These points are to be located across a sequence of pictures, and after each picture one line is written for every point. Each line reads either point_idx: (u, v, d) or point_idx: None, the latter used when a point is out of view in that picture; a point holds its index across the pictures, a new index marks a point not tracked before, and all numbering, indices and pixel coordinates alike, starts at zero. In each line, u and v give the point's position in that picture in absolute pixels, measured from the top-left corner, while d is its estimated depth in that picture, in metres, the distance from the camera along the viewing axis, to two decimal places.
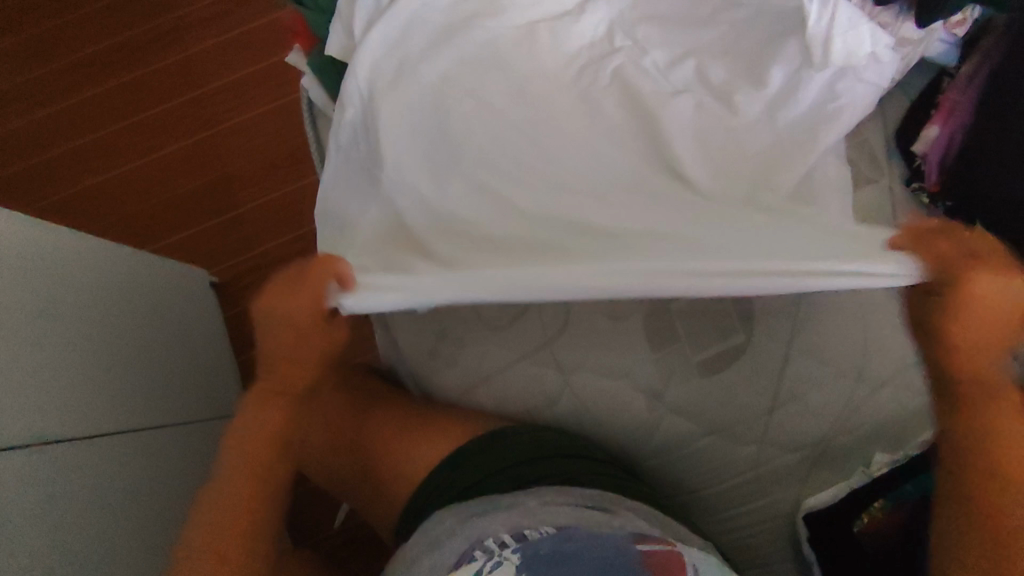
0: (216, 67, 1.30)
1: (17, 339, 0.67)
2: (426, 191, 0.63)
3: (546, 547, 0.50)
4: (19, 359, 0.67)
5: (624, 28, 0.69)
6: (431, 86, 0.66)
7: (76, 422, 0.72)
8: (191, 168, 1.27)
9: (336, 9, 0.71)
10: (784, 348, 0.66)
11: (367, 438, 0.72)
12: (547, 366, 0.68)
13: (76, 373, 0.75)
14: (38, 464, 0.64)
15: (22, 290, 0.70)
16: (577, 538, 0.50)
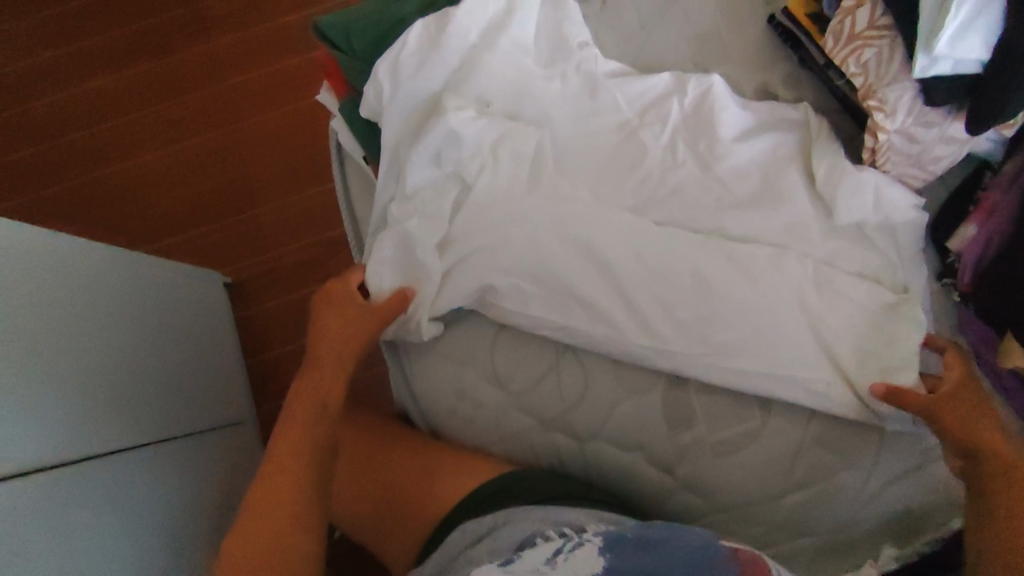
0: (234, 66, 1.25)
1: (36, 360, 0.67)
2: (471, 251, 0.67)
3: (633, 532, 0.56)
4: (35, 378, 0.67)
5: (654, 109, 0.71)
6: (461, 163, 0.67)
7: (95, 438, 0.72)
8: (200, 169, 1.23)
9: (371, 56, 0.70)
10: (802, 435, 0.65)
11: (383, 470, 0.72)
12: (562, 430, 0.69)
13: (94, 390, 0.75)
14: (54, 490, 0.64)
15: (38, 312, 0.70)
16: (661, 528, 0.57)
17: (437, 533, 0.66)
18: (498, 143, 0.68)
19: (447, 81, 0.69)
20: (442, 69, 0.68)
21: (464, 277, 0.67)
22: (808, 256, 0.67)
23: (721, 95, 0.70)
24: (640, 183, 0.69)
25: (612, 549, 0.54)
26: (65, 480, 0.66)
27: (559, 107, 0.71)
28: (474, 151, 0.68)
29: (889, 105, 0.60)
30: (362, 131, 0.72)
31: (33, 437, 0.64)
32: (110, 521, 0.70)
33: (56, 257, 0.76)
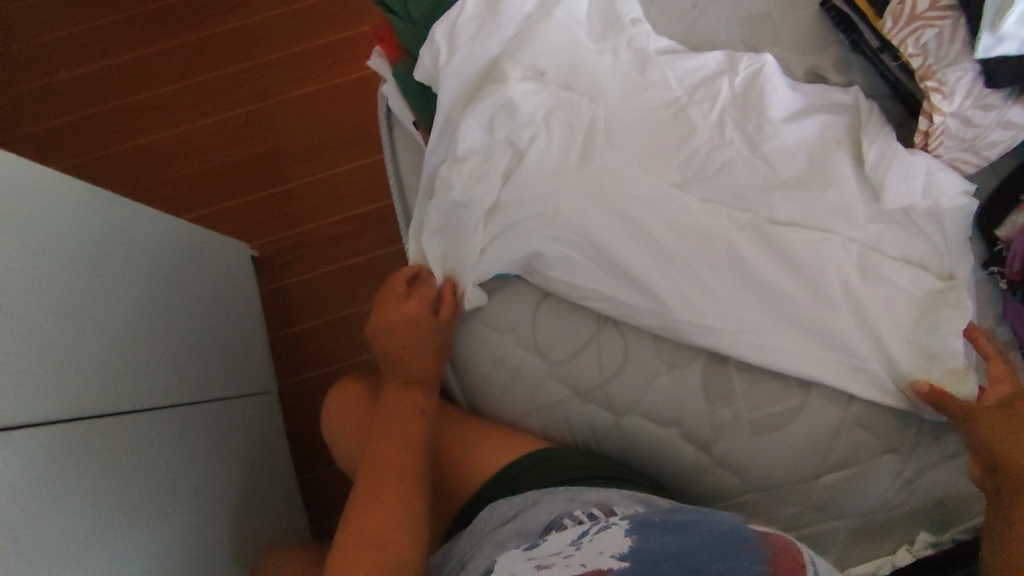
0: (276, 37, 1.26)
1: (71, 314, 0.68)
2: (516, 220, 0.67)
3: (659, 516, 0.54)
4: (70, 331, 0.68)
5: (705, 86, 0.71)
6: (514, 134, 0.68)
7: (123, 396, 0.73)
8: (239, 138, 1.24)
9: (426, 24, 0.71)
10: (841, 416, 0.65)
11: None
12: (600, 404, 0.68)
13: (124, 350, 0.76)
14: (86, 442, 0.65)
15: (73, 268, 0.71)
16: (689, 512, 0.55)
17: (472, 502, 0.66)
18: (552, 111, 0.68)
19: (502, 50, 0.70)
20: (499, 38, 0.69)
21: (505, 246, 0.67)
22: (853, 240, 0.67)
23: (773, 76, 0.70)
24: (688, 160, 0.69)
25: (639, 530, 0.52)
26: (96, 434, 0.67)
27: (610, 80, 0.71)
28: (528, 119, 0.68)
29: (948, 87, 0.60)
30: (413, 97, 0.74)
31: (63, 390, 0.65)
32: (137, 477, 0.71)
33: (101, 212, 0.78)
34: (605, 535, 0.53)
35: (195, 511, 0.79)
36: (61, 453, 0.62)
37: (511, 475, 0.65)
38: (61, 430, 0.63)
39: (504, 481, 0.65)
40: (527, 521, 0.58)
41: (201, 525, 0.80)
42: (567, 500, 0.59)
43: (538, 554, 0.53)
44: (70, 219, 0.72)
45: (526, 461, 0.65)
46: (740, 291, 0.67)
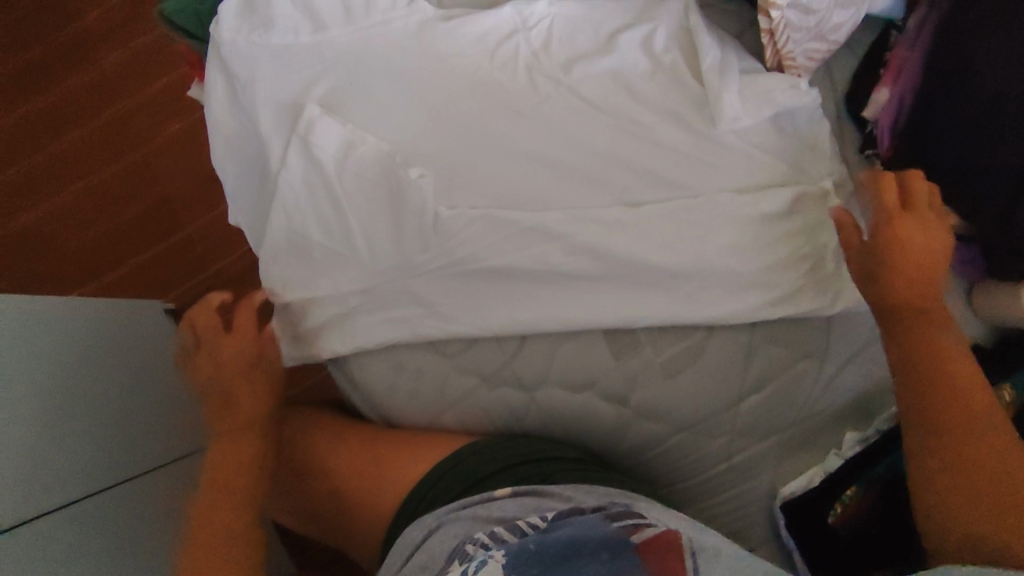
0: (126, 84, 1.23)
1: None
2: (373, 222, 0.64)
3: (533, 543, 0.53)
4: None
5: (543, 32, 0.68)
6: (337, 77, 0.65)
7: (65, 485, 0.70)
8: (115, 197, 1.21)
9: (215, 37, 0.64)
10: (748, 339, 0.64)
11: (337, 461, 0.69)
12: (512, 385, 0.66)
13: (68, 430, 0.73)
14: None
15: None
16: (569, 529, 0.54)
17: (402, 518, 0.64)
18: (391, 99, 0.65)
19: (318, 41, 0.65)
20: (320, 43, 0.64)
21: (359, 253, 0.64)
22: (723, 159, 0.65)
23: (606, 18, 0.68)
24: (553, 109, 0.66)
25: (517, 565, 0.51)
26: (32, 539, 0.64)
27: (429, 29, 0.66)
28: (308, 65, 0.65)
29: None
30: (220, 113, 0.65)
31: None
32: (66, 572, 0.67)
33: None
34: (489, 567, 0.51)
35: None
36: None
37: (441, 484, 0.63)
38: None
39: (416, 495, 0.64)
40: (432, 549, 0.56)
41: None
42: (474, 521, 0.57)
43: None
44: None
45: (453, 461, 0.64)
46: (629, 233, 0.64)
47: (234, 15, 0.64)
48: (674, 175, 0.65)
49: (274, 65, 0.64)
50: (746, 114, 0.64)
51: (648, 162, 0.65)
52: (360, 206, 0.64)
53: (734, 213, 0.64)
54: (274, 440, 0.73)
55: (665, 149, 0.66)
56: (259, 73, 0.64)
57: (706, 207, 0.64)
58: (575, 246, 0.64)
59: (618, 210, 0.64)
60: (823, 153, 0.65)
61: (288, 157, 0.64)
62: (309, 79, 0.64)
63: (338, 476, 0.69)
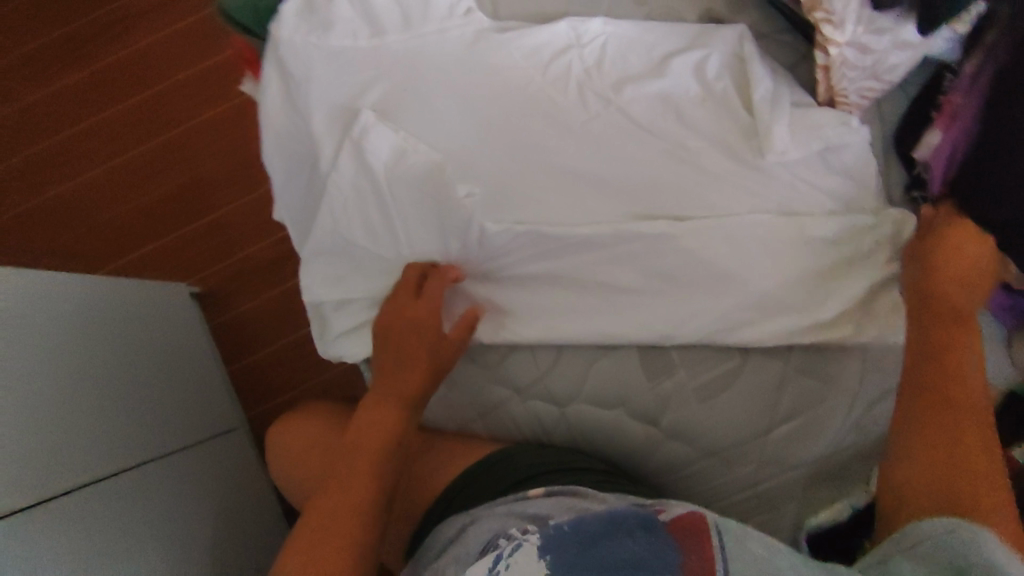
0: (164, 66, 1.23)
1: None
2: (417, 229, 0.65)
3: (567, 525, 0.49)
4: None
5: (596, 49, 0.68)
6: (391, 83, 0.65)
7: (69, 472, 0.74)
8: (146, 176, 1.21)
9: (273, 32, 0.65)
10: (781, 369, 0.65)
11: None
12: (545, 400, 0.67)
13: None
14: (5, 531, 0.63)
15: None
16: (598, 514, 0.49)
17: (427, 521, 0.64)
18: (442, 107, 0.65)
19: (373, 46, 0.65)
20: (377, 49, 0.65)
21: (401, 259, 0.66)
22: (768, 188, 0.66)
23: (664, 37, 0.68)
24: (603, 127, 0.66)
25: (552, 548, 0.47)
26: (38, 523, 0.67)
27: (481, 40, 0.66)
28: (363, 69, 0.65)
29: (837, 16, 0.58)
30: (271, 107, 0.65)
31: None
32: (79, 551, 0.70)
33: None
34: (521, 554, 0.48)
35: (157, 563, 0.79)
36: None
37: (472, 487, 0.63)
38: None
39: (447, 500, 0.64)
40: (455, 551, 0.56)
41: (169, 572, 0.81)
42: (505, 516, 0.57)
43: None
44: None
45: (483, 465, 0.64)
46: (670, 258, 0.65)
47: (295, 12, 0.64)
48: (719, 200, 0.65)
49: (332, 65, 0.64)
50: (794, 146, 0.64)
51: (691, 187, 0.65)
52: (406, 213, 0.64)
53: (776, 243, 0.64)
54: (309, 435, 0.74)
55: (710, 175, 0.66)
56: (314, 72, 0.64)
57: (749, 235, 0.64)
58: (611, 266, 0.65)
59: (662, 224, 0.64)
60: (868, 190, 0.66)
61: (339, 159, 0.64)
62: (363, 85, 0.65)
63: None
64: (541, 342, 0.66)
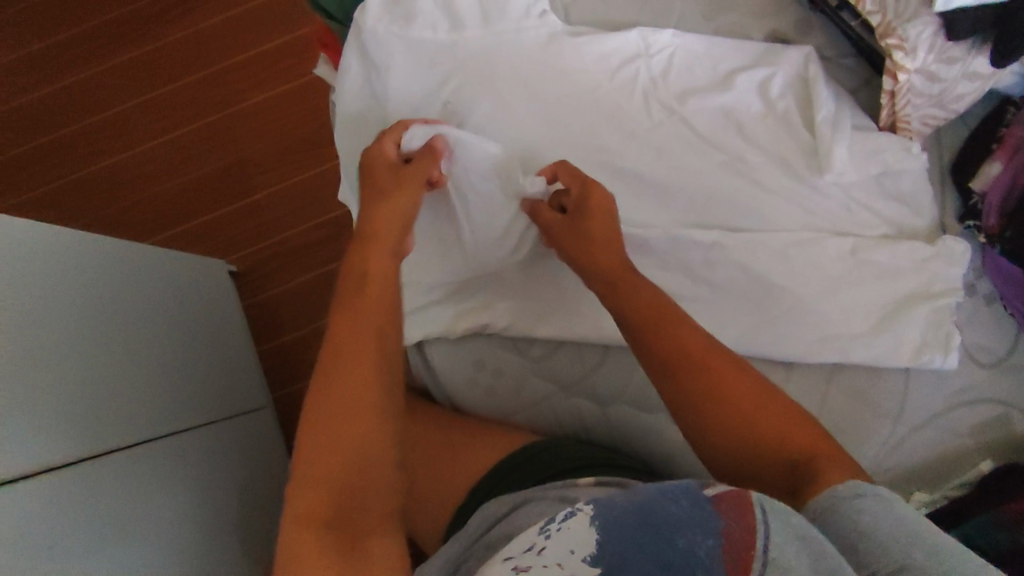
0: (220, 47, 1.25)
1: (44, 359, 0.69)
2: (477, 219, 0.66)
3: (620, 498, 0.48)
4: (40, 379, 0.68)
5: (662, 59, 0.69)
6: (463, 76, 0.67)
7: (112, 432, 0.76)
8: (196, 154, 1.24)
9: (355, 22, 0.67)
10: (827, 385, 0.65)
11: None
12: (586, 398, 0.68)
13: None
14: (51, 484, 0.65)
15: (48, 321, 0.72)
16: (649, 489, 0.48)
17: (466, 507, 0.65)
18: (509, 102, 0.66)
19: (448, 40, 0.67)
20: (452, 44, 0.67)
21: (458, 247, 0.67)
22: (824, 206, 0.66)
23: (733, 50, 0.69)
24: (666, 133, 0.67)
25: (603, 515, 0.46)
26: (81, 477, 0.69)
27: (551, 42, 0.68)
28: (438, 62, 0.67)
29: (909, 43, 0.57)
30: (348, 95, 0.68)
31: (32, 436, 0.65)
32: (116, 509, 0.71)
33: (59, 250, 0.77)
34: (574, 523, 0.47)
35: (183, 531, 0.80)
36: (32, 498, 0.62)
37: (511, 476, 0.64)
38: (36, 478, 0.64)
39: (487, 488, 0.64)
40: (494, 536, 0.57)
41: (195, 541, 0.82)
42: (557, 500, 0.58)
43: (516, 554, 0.47)
44: (30, 273, 0.71)
45: (524, 454, 0.65)
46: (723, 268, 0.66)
47: (380, 3, 0.67)
48: (774, 215, 0.66)
49: (410, 56, 0.67)
50: (850, 169, 0.65)
51: (748, 199, 0.66)
52: (469, 202, 0.66)
53: (830, 261, 0.65)
54: None
55: (769, 188, 0.66)
56: (392, 63, 0.67)
57: (803, 251, 0.65)
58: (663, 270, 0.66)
59: (714, 234, 0.65)
60: (925, 216, 0.66)
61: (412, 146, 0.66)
62: (436, 77, 0.67)
63: (415, 463, 0.68)
64: (592, 341, 0.66)
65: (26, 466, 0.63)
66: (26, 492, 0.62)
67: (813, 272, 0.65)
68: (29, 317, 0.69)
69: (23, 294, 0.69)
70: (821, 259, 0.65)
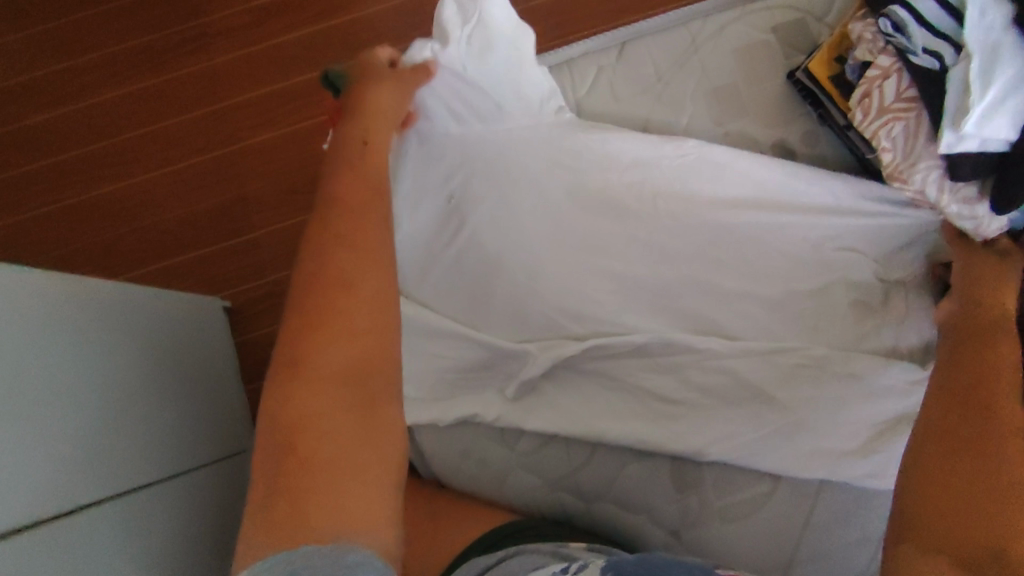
0: (233, 85, 1.26)
1: (46, 405, 0.69)
2: (477, 302, 0.67)
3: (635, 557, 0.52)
4: (41, 426, 0.67)
5: (670, 161, 0.70)
6: (476, 165, 0.68)
7: (107, 480, 0.75)
8: (200, 187, 1.25)
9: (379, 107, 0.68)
10: (814, 501, 0.64)
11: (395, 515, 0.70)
12: (571, 492, 0.68)
13: None
14: (43, 536, 0.63)
15: (56, 368, 0.72)
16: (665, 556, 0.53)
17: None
18: (518, 190, 0.68)
19: (463, 127, 0.69)
20: (467, 132, 0.69)
21: (457, 334, 0.67)
22: (821, 316, 0.67)
23: (740, 156, 0.71)
24: (667, 234, 0.68)
25: (614, 567, 0.52)
26: (73, 528, 0.67)
27: (561, 136, 0.70)
28: (450, 150, 0.69)
29: (916, 184, 0.59)
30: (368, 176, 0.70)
31: (24, 483, 0.63)
32: (102, 563, 0.69)
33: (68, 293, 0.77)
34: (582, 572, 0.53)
35: None
36: (23, 552, 0.60)
37: (501, 535, 0.63)
38: (31, 530, 0.62)
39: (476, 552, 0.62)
40: None
41: None
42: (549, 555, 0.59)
43: None
44: (41, 321, 0.72)
45: (508, 528, 0.64)
46: (717, 377, 0.65)
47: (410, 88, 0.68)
48: (771, 321, 0.67)
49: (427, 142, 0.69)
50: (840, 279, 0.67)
51: (747, 304, 0.67)
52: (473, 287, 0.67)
53: (824, 375, 0.65)
54: None
55: (767, 297, 0.67)
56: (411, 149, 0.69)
57: (796, 361, 0.65)
58: (659, 373, 0.66)
59: (712, 341, 0.65)
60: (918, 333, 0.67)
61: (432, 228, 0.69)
62: (450, 165, 0.69)
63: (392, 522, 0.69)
64: (580, 437, 0.66)
65: (20, 519, 0.62)
66: (16, 545, 0.60)
67: (809, 385, 0.65)
68: (40, 365, 0.69)
69: (35, 339, 0.70)
70: (816, 373, 0.65)
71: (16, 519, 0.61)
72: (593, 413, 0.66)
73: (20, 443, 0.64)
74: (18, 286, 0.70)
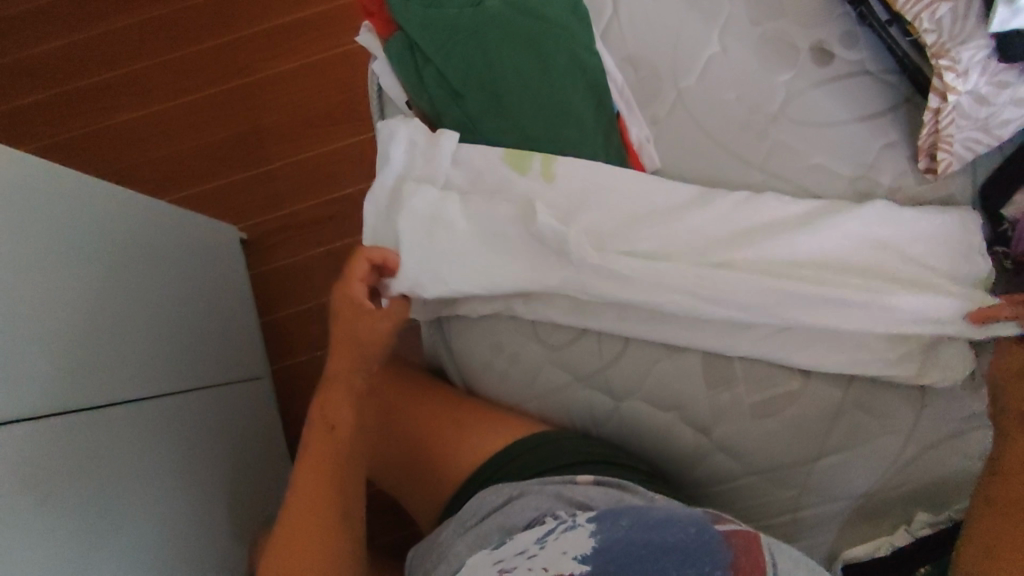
0: (250, 12, 1.23)
1: (55, 305, 0.68)
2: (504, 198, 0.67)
3: (626, 519, 0.52)
4: (50, 325, 0.67)
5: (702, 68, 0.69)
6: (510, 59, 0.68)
7: (115, 388, 0.75)
8: (215, 116, 1.22)
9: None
10: (841, 399, 0.65)
11: (422, 423, 0.72)
12: (599, 390, 0.68)
13: None
14: (54, 432, 0.64)
15: (66, 271, 0.71)
16: (659, 511, 0.53)
17: (460, 496, 0.66)
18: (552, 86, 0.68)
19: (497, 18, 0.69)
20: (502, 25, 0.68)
21: (485, 232, 0.66)
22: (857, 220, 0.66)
23: (778, 59, 0.69)
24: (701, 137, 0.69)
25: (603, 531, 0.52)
26: (83, 428, 0.68)
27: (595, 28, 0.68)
28: None
29: (962, 65, 0.58)
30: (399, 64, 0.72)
31: (33, 379, 0.64)
32: (112, 466, 0.70)
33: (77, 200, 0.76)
34: (572, 534, 0.53)
35: (173, 494, 0.79)
36: (36, 444, 0.61)
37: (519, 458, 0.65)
38: (43, 423, 0.63)
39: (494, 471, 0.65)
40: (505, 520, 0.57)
41: (184, 505, 0.81)
42: (554, 494, 0.59)
43: (504, 557, 0.52)
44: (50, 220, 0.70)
45: (529, 444, 0.65)
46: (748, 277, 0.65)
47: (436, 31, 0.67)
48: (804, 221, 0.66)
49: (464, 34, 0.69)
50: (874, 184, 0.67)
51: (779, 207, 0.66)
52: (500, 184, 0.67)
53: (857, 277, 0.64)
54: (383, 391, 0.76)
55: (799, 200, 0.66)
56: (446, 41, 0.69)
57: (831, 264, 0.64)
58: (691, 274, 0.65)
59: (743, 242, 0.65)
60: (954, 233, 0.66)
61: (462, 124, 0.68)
62: None
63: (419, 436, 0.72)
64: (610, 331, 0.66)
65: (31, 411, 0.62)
66: (29, 438, 0.61)
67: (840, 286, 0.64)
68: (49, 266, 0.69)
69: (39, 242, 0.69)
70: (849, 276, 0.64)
71: (26, 411, 0.62)
72: (621, 313, 0.66)
73: (28, 339, 0.64)
74: (27, 181, 0.68)
